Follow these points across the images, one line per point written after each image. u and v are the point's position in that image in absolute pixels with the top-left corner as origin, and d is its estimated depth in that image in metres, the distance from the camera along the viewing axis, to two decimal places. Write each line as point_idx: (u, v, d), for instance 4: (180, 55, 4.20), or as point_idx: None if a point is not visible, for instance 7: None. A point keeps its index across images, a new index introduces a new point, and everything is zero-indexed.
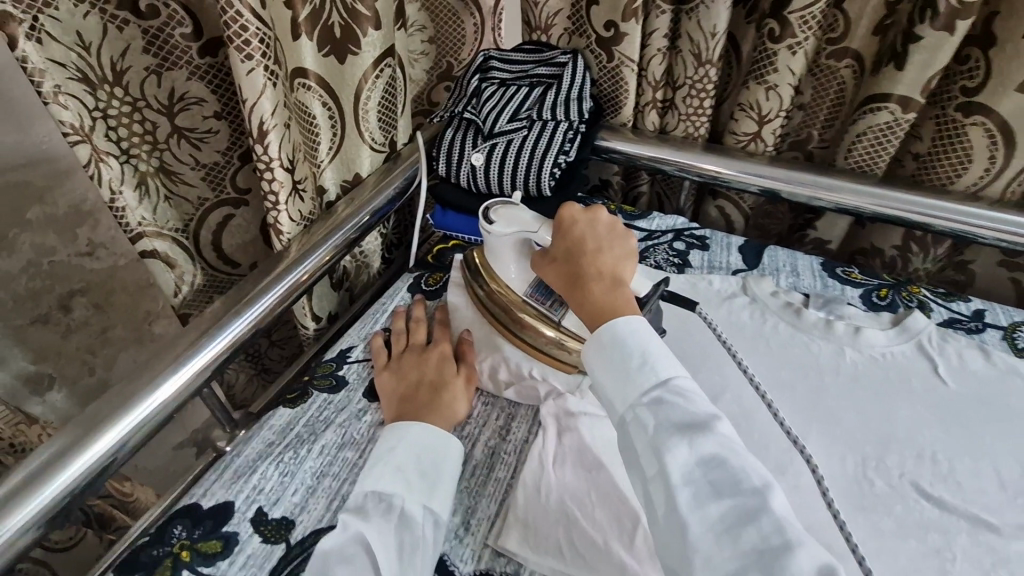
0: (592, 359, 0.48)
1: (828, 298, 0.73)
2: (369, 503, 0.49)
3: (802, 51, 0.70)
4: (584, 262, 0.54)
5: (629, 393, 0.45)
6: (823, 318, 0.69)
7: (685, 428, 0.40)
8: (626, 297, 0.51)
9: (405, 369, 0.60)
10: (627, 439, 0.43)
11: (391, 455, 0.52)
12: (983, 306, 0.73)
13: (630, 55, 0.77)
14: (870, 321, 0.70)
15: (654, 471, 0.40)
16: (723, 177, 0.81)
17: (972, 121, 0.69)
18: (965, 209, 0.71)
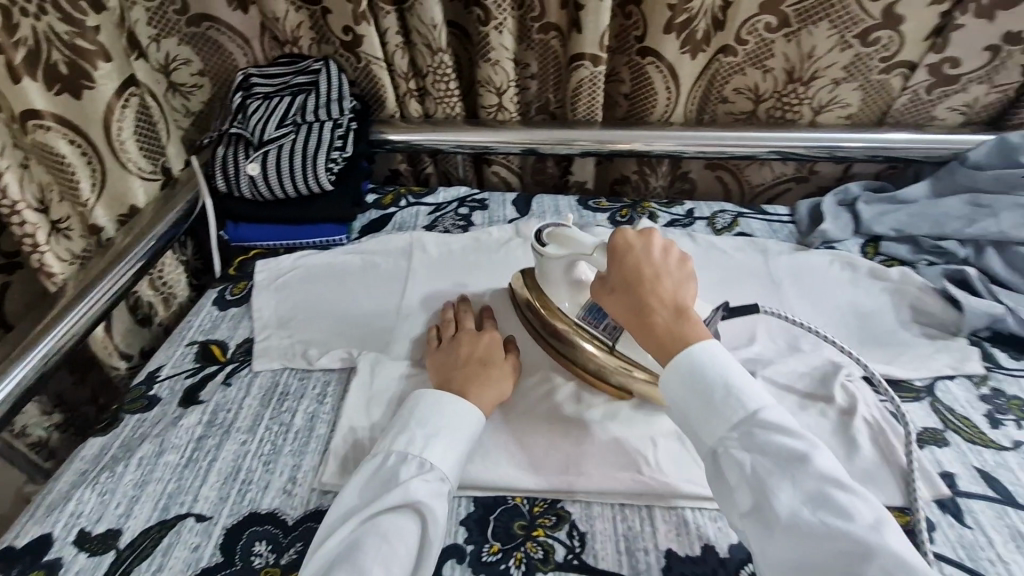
0: (672, 390, 0.50)
1: (581, 226, 0.89)
2: (415, 467, 0.51)
3: (506, 29, 0.85)
4: (647, 298, 0.52)
5: (720, 425, 0.48)
6: None
7: (784, 466, 0.44)
8: (695, 329, 0.51)
9: (459, 347, 0.63)
10: (722, 468, 0.47)
11: (433, 424, 0.54)
12: (693, 207, 0.94)
13: (374, 53, 0.88)
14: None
15: (758, 504, 0.44)
16: (484, 145, 0.95)
17: (648, 61, 0.86)
18: (661, 134, 0.91)
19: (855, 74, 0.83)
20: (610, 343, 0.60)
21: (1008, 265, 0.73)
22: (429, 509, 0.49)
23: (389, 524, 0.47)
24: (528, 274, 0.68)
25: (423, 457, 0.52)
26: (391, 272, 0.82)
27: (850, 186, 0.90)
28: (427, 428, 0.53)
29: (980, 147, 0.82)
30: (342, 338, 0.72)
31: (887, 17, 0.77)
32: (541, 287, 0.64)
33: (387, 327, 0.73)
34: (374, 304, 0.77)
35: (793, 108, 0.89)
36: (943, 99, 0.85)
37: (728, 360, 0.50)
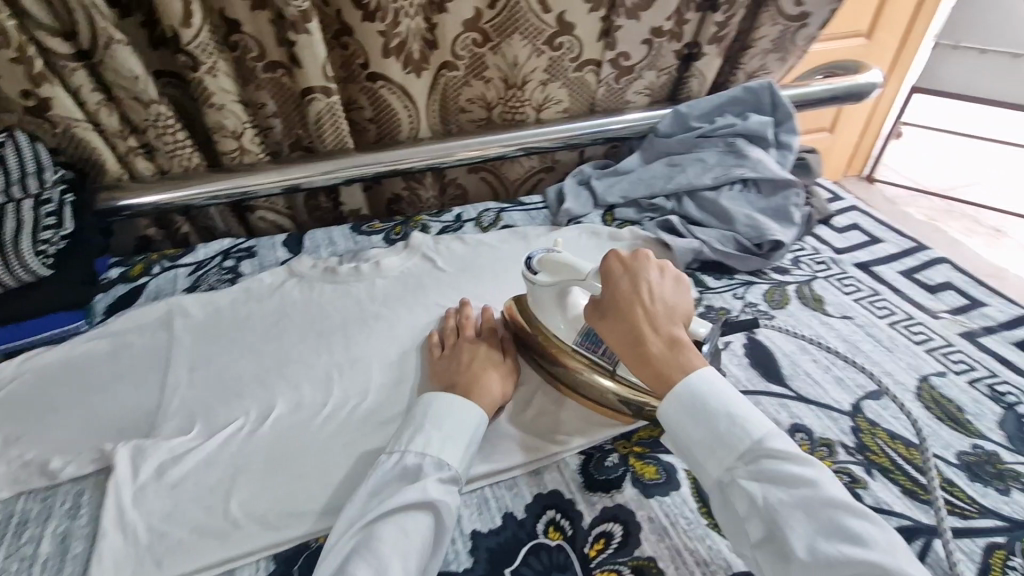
0: (672, 415, 0.53)
1: (356, 252, 0.90)
2: (435, 467, 0.53)
3: (220, 72, 0.83)
4: (650, 327, 0.56)
5: (727, 456, 0.50)
6: (352, 267, 0.85)
7: (792, 493, 0.46)
8: (699, 358, 0.55)
9: (460, 353, 0.65)
10: (732, 498, 0.49)
11: (446, 426, 0.55)
12: (461, 211, 1.01)
13: (68, 116, 0.78)
14: (389, 252, 0.89)
15: (770, 529, 0.46)
16: (237, 192, 0.91)
17: (379, 84, 0.91)
18: (410, 152, 0.97)
19: (556, 75, 0.97)
20: (610, 368, 0.61)
21: (699, 208, 0.89)
22: (440, 510, 0.50)
23: (403, 520, 0.48)
24: (518, 304, 0.69)
25: (430, 468, 0.52)
26: (146, 347, 0.74)
27: (582, 168, 1.05)
28: (441, 430, 0.55)
29: (664, 118, 1.02)
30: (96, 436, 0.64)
31: (561, 25, 0.90)
32: (536, 315, 0.66)
33: (151, 407, 0.66)
34: (133, 385, 0.69)
35: (520, 109, 1.01)
36: (628, 86, 1.02)
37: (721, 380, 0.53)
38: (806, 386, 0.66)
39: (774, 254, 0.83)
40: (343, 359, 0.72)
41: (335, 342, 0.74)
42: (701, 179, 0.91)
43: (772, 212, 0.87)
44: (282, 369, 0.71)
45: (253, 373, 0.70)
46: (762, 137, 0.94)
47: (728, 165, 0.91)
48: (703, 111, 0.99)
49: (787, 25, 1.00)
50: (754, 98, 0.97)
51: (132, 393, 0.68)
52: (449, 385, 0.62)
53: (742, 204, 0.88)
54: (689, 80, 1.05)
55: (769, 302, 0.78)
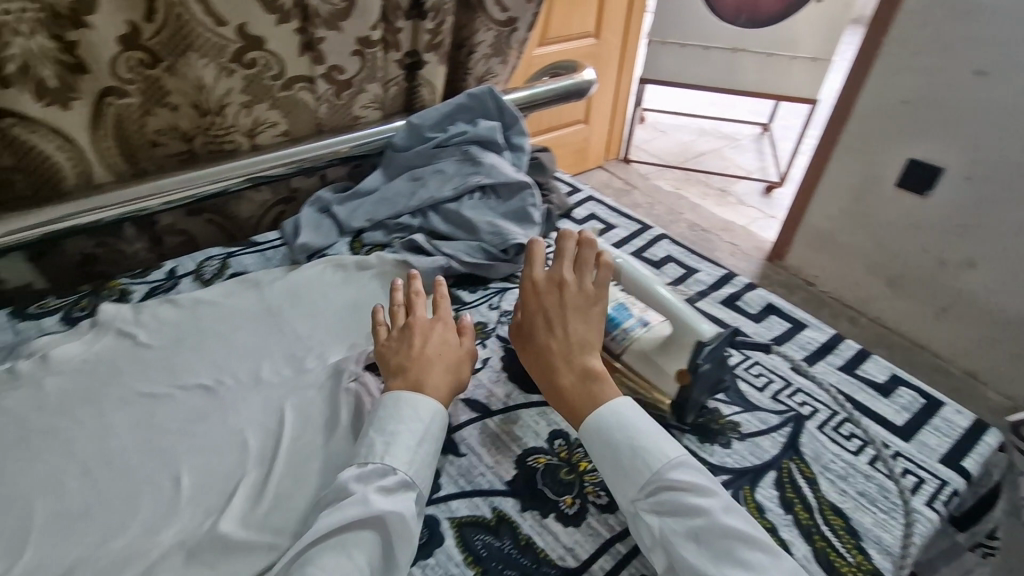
0: (587, 438, 0.55)
1: (15, 348, 0.67)
2: (377, 478, 0.51)
3: None
4: (414, 337, 0.62)
5: (631, 487, 0.51)
6: (5, 370, 0.64)
7: (687, 521, 0.48)
8: (436, 382, 0.58)
9: (409, 332, 0.62)
10: (638, 530, 0.51)
11: (393, 426, 0.53)
12: (174, 264, 0.83)
13: None
14: (66, 338, 0.69)
15: (670, 561, 0.48)
16: None
17: (9, 123, 0.69)
18: (81, 202, 0.76)
19: (258, 96, 0.84)
20: (616, 354, 0.64)
21: (446, 221, 0.86)
22: (384, 524, 0.48)
23: (346, 536, 0.47)
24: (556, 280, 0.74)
25: (372, 482, 0.50)
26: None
27: (321, 193, 0.95)
28: (386, 432, 0.53)
29: (398, 131, 0.96)
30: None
31: (247, 39, 0.78)
32: None
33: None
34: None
35: (227, 138, 0.86)
36: (352, 100, 0.94)
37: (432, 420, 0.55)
38: None
39: (521, 257, 0.84)
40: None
41: None
42: (441, 191, 0.88)
43: (514, 215, 0.87)
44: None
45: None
46: (495, 142, 0.94)
47: (466, 174, 0.90)
48: (434, 121, 0.96)
49: (497, 30, 1.01)
50: (479, 104, 0.96)
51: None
52: (384, 382, 0.59)
53: (484, 211, 0.87)
54: (418, 89, 1.00)
55: None
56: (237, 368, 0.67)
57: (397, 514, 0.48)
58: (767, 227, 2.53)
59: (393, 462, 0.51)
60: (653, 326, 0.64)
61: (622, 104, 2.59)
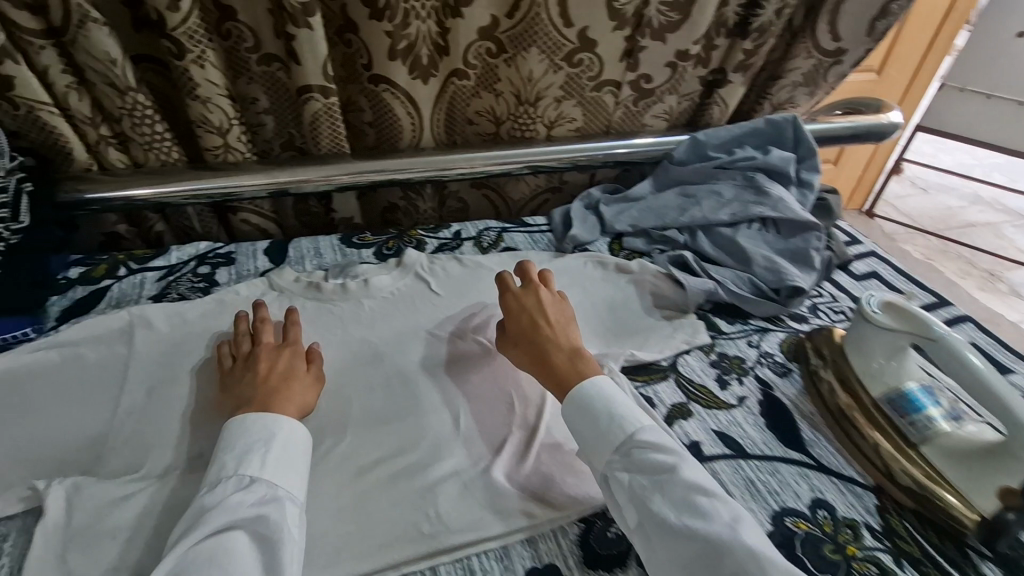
0: (567, 410, 0.59)
1: (344, 266, 0.82)
2: (276, 448, 0.53)
3: (208, 63, 0.75)
4: (262, 364, 0.62)
5: (606, 449, 0.55)
6: (339, 283, 0.77)
7: (654, 479, 0.52)
8: (304, 395, 0.61)
9: (255, 359, 0.63)
10: (613, 492, 0.54)
11: (247, 445, 0.53)
12: (459, 227, 0.94)
13: (30, 96, 0.70)
14: (380, 270, 0.81)
15: (640, 519, 0.51)
16: (221, 193, 0.83)
17: (382, 88, 0.84)
18: (410, 160, 0.90)
19: (572, 93, 0.91)
20: (911, 441, 0.59)
21: (715, 245, 0.84)
22: (264, 506, 0.49)
23: (215, 540, 0.46)
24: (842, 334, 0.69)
25: (274, 448, 0.54)
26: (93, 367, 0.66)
27: (591, 191, 0.99)
28: (237, 452, 0.52)
29: (681, 144, 0.96)
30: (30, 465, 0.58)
31: (583, 41, 0.84)
32: (850, 350, 0.66)
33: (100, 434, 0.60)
34: (78, 407, 0.62)
35: (531, 125, 0.94)
36: (647, 109, 0.97)
37: (300, 448, 0.55)
38: (826, 456, 0.61)
39: (792, 301, 0.78)
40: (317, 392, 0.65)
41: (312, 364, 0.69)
42: (718, 213, 0.86)
43: (791, 255, 0.82)
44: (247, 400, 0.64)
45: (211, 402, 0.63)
46: (784, 174, 0.89)
47: (747, 201, 0.86)
48: (721, 141, 0.94)
49: (809, 57, 0.95)
50: (775, 132, 0.92)
51: (76, 418, 0.62)
52: (239, 403, 0.58)
53: (760, 244, 0.82)
54: (710, 107, 1.01)
55: (786, 353, 0.73)
56: None
57: (268, 510, 0.49)
58: None
59: (252, 472, 0.51)
60: (966, 424, 0.59)
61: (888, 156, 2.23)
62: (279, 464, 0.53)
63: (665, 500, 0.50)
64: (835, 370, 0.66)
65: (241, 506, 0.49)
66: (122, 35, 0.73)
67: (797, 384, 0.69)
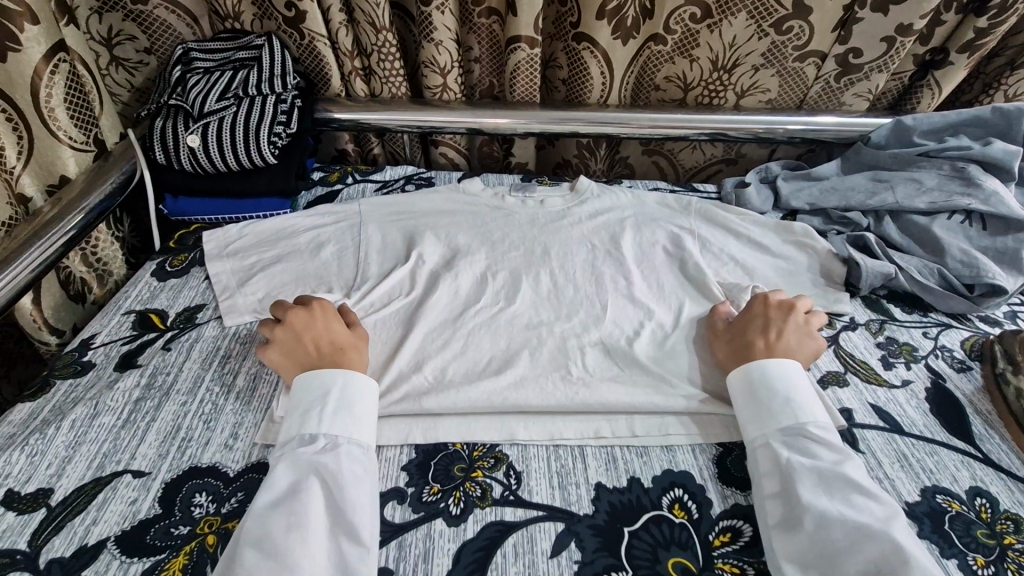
0: (735, 384, 0.60)
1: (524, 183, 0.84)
2: (335, 399, 0.55)
3: (448, 9, 0.88)
4: (309, 338, 0.61)
5: (768, 425, 0.56)
6: (518, 198, 0.81)
7: (816, 464, 0.51)
8: (358, 361, 0.60)
9: (302, 337, 0.61)
10: (758, 461, 0.54)
11: (312, 403, 0.55)
12: (630, 184, 0.99)
13: (316, 29, 0.89)
14: (555, 195, 0.82)
15: (783, 487, 0.51)
16: (433, 125, 0.97)
17: (583, 46, 0.90)
18: (597, 115, 0.95)
19: (772, 61, 0.91)
20: None
21: (903, 231, 0.80)
22: (320, 462, 0.51)
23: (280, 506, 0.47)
24: None
25: (335, 405, 0.55)
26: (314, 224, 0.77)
27: (770, 165, 0.98)
28: (304, 412, 0.55)
29: (882, 127, 0.91)
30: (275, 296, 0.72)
31: (798, 7, 0.84)
32: None
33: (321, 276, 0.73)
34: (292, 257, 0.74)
35: (720, 92, 0.96)
36: (848, 87, 0.93)
37: (366, 396, 0.57)
38: (997, 452, 0.58)
39: (986, 301, 0.73)
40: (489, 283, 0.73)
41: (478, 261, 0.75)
42: (915, 201, 0.81)
43: (996, 255, 0.75)
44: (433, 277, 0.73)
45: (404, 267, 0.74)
46: (1004, 168, 0.80)
47: (952, 192, 0.80)
48: (931, 128, 0.87)
49: None
50: (1005, 122, 0.83)
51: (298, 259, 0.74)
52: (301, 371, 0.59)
53: (959, 237, 0.77)
54: (920, 90, 0.94)
55: (968, 350, 0.69)
56: (664, 279, 0.74)
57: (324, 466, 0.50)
58: None
59: (312, 429, 0.53)
60: None
61: None
62: (337, 413, 0.55)
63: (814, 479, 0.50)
64: None
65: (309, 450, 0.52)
66: None
67: (976, 381, 0.65)
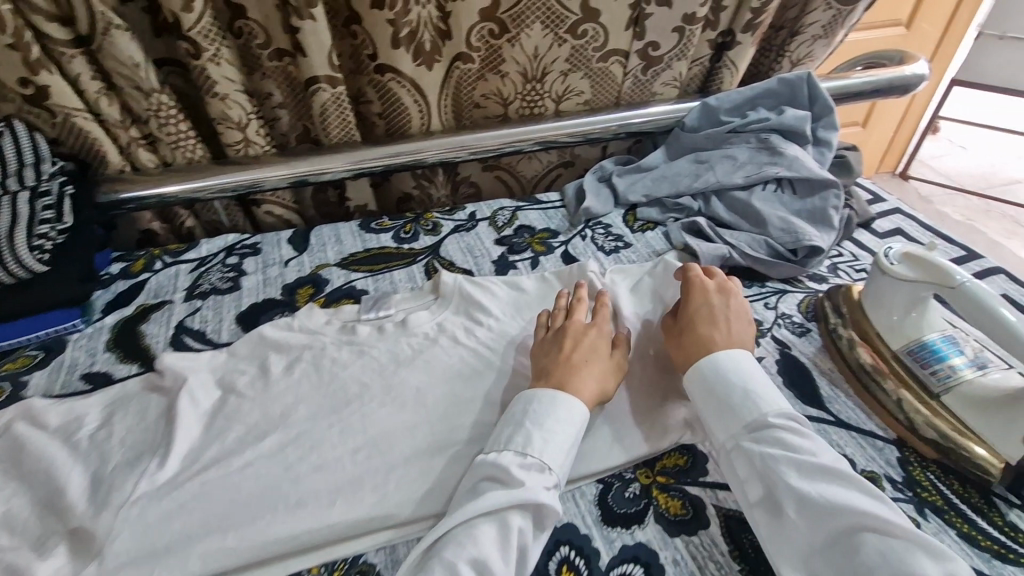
0: (693, 386, 0.57)
1: (376, 297, 0.77)
2: (577, 416, 0.55)
3: (224, 61, 0.79)
4: (567, 347, 0.62)
5: (733, 424, 0.54)
6: (375, 326, 0.72)
7: (789, 457, 0.49)
8: (606, 386, 0.60)
9: (561, 343, 0.63)
10: (735, 465, 0.53)
11: (551, 423, 0.54)
12: (474, 208, 0.95)
13: (68, 103, 0.76)
14: (417, 305, 0.76)
15: (770, 492, 0.50)
16: (245, 184, 0.87)
17: (389, 77, 0.86)
18: (417, 145, 0.91)
19: (579, 65, 0.91)
20: (933, 391, 0.57)
21: (729, 209, 0.84)
22: (514, 477, 0.50)
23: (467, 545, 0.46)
24: (857, 290, 0.68)
25: (522, 418, 0.55)
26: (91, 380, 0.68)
27: (603, 164, 0.99)
28: (543, 427, 0.54)
29: (691, 111, 0.94)
30: (65, 439, 0.60)
31: (587, 12, 0.85)
32: (869, 310, 0.64)
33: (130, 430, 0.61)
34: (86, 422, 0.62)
35: (539, 103, 0.95)
36: (654, 77, 0.95)
37: (571, 416, 0.55)
38: (846, 412, 0.60)
39: (810, 261, 0.78)
40: (322, 407, 0.63)
41: (331, 391, 0.64)
42: (732, 177, 0.85)
43: (808, 215, 0.81)
44: (268, 423, 0.61)
45: (224, 422, 0.61)
46: (799, 134, 0.86)
47: (761, 163, 0.84)
48: (734, 104, 0.91)
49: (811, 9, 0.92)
50: (790, 90, 0.89)
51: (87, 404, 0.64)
52: (539, 372, 0.60)
53: (776, 207, 0.82)
54: (718, 68, 0.99)
55: (805, 313, 0.73)
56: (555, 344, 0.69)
57: (535, 488, 0.49)
58: None
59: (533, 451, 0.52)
60: (995, 371, 0.55)
61: (903, 138, 2.08)
62: (541, 419, 0.54)
63: (790, 477, 0.48)
64: (856, 328, 0.65)
65: (509, 461, 0.51)
66: (144, 43, 0.79)
67: (816, 343, 0.69)
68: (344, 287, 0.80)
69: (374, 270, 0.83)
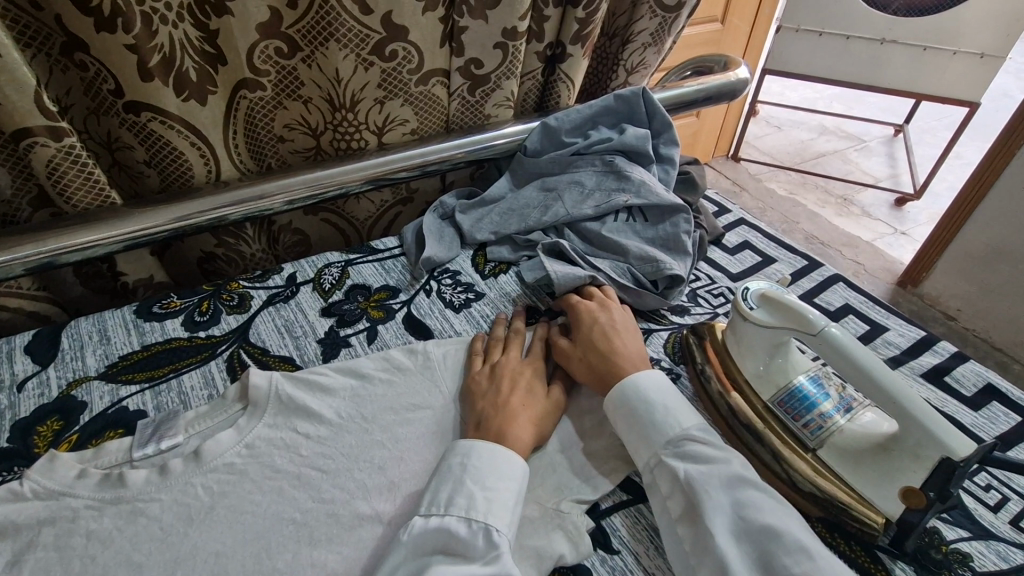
0: (613, 406, 0.54)
1: (159, 422, 0.58)
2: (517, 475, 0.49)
3: None
4: (505, 385, 0.58)
5: (653, 442, 0.51)
6: (156, 466, 0.53)
7: (712, 472, 0.47)
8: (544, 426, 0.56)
9: (498, 379, 0.59)
10: (658, 480, 0.49)
11: (495, 482, 0.48)
12: (294, 269, 0.78)
13: None
14: (218, 422, 0.57)
15: (691, 506, 0.46)
16: None
17: (146, 117, 0.65)
18: (204, 202, 0.71)
19: (393, 91, 0.78)
20: (806, 445, 0.53)
21: (583, 243, 0.77)
22: (461, 547, 0.44)
23: None
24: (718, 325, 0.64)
25: (457, 471, 0.49)
26: None
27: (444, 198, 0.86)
28: (485, 487, 0.47)
29: (532, 133, 0.86)
30: None
31: (389, 29, 0.71)
32: (733, 353, 0.60)
33: None
34: None
35: (355, 135, 0.81)
36: (484, 98, 0.85)
37: (502, 471, 0.49)
38: None
39: (670, 292, 0.73)
40: None
41: None
42: (581, 208, 0.78)
43: (662, 243, 0.76)
44: None
45: None
46: (643, 154, 0.81)
47: (609, 190, 0.78)
48: (574, 124, 0.84)
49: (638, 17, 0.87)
50: (628, 107, 0.84)
51: None
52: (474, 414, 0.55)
53: (629, 237, 0.76)
54: (554, 83, 0.90)
55: (672, 355, 0.68)
56: (401, 448, 0.55)
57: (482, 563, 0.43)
58: (897, 245, 2.07)
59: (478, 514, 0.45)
60: (861, 413, 0.53)
61: (731, 125, 2.23)
62: (484, 479, 0.48)
63: (715, 494, 0.46)
64: (723, 374, 0.60)
65: (455, 528, 0.45)
66: None
67: (687, 391, 0.63)
68: (109, 412, 0.59)
69: (155, 379, 0.63)
